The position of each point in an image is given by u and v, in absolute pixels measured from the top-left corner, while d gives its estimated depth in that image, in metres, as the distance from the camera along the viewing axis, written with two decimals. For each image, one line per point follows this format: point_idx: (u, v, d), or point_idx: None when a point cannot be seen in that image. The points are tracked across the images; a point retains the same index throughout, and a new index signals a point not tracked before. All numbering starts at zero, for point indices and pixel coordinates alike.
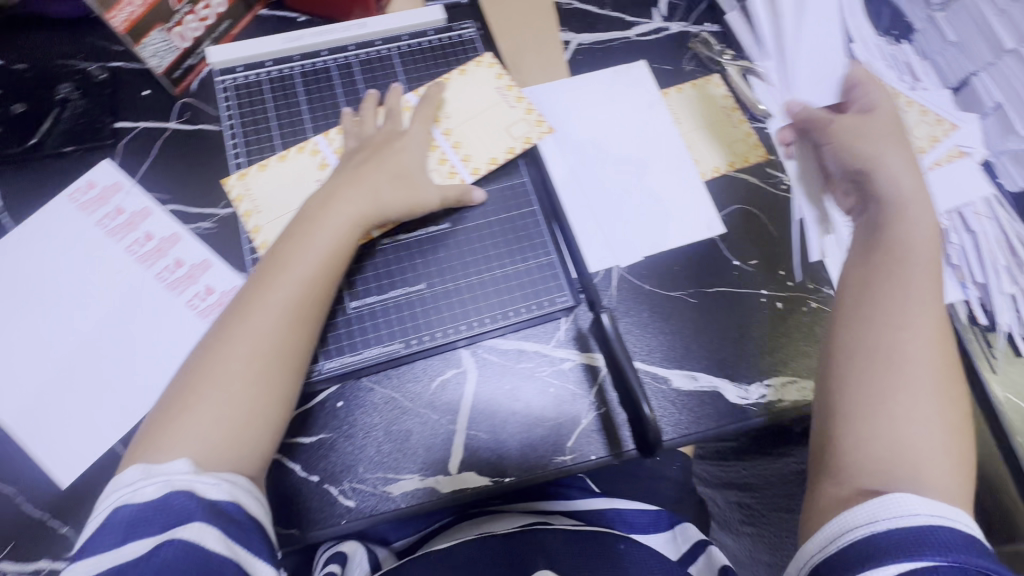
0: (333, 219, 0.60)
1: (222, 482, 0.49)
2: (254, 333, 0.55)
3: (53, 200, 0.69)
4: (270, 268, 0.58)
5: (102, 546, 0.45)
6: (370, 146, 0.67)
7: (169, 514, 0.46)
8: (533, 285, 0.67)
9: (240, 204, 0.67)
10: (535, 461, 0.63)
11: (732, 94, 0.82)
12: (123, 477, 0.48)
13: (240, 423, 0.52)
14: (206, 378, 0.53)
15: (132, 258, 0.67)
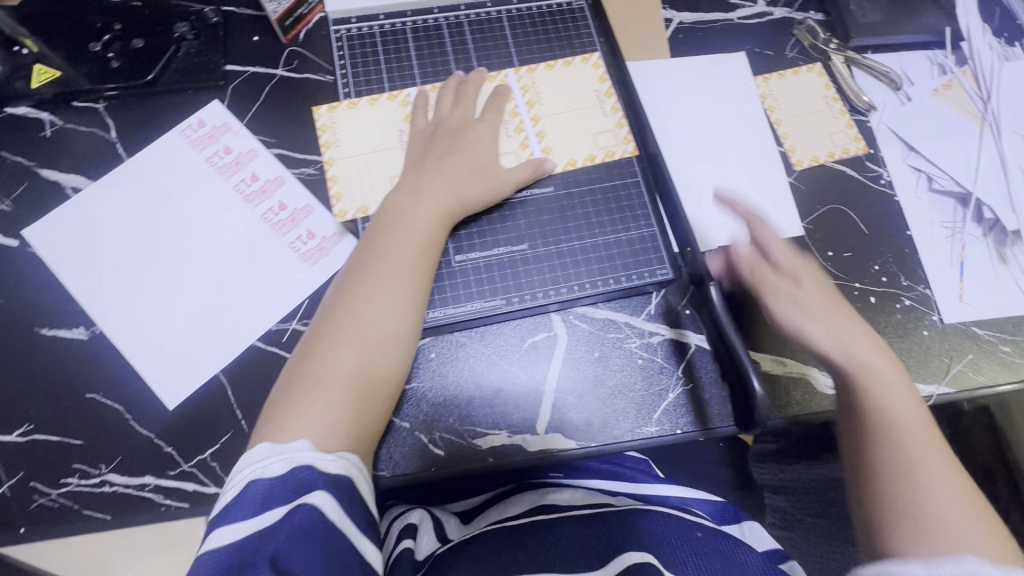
0: (422, 209, 0.63)
1: (337, 458, 0.52)
2: (354, 321, 0.58)
3: (166, 135, 0.71)
4: (367, 258, 0.61)
5: (240, 515, 0.47)
6: (445, 133, 0.68)
7: (296, 486, 0.49)
8: (633, 254, 0.67)
9: (322, 134, 0.71)
10: (621, 429, 0.64)
11: (834, 84, 0.80)
12: (251, 455, 0.51)
13: (353, 405, 0.55)
14: (318, 361, 0.56)
15: (239, 197, 0.69)
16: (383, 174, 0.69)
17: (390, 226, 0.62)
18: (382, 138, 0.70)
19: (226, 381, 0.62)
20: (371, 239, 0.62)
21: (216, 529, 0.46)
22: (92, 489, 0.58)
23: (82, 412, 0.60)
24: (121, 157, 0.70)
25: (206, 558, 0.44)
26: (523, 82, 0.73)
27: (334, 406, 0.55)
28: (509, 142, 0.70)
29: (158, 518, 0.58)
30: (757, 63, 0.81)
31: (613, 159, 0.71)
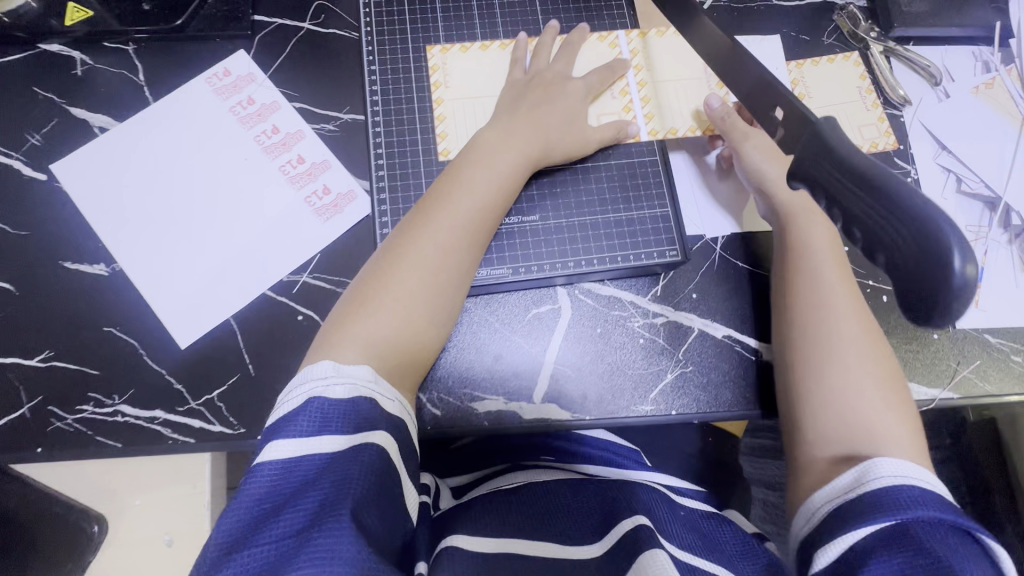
0: (495, 167, 0.62)
1: (395, 400, 0.55)
2: (421, 251, 0.59)
3: (192, 82, 0.72)
4: (431, 205, 0.60)
5: (299, 431, 0.49)
6: (541, 84, 0.68)
7: (358, 417, 0.51)
8: (645, 235, 0.67)
9: (432, 74, 0.71)
10: (616, 406, 0.65)
11: (870, 75, 0.78)
12: (314, 369, 0.53)
13: (405, 334, 0.58)
14: (382, 291, 0.58)
15: (260, 148, 0.70)
16: (485, 116, 0.70)
17: (461, 176, 0.61)
18: (487, 84, 0.71)
19: (237, 327, 0.64)
20: (438, 186, 0.62)
21: (272, 440, 0.49)
22: (106, 418, 0.61)
23: (101, 345, 0.63)
24: (147, 101, 0.71)
25: (262, 470, 0.47)
26: (634, 45, 0.73)
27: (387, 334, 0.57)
28: (613, 103, 0.71)
29: (165, 450, 0.60)
30: (791, 49, 0.79)
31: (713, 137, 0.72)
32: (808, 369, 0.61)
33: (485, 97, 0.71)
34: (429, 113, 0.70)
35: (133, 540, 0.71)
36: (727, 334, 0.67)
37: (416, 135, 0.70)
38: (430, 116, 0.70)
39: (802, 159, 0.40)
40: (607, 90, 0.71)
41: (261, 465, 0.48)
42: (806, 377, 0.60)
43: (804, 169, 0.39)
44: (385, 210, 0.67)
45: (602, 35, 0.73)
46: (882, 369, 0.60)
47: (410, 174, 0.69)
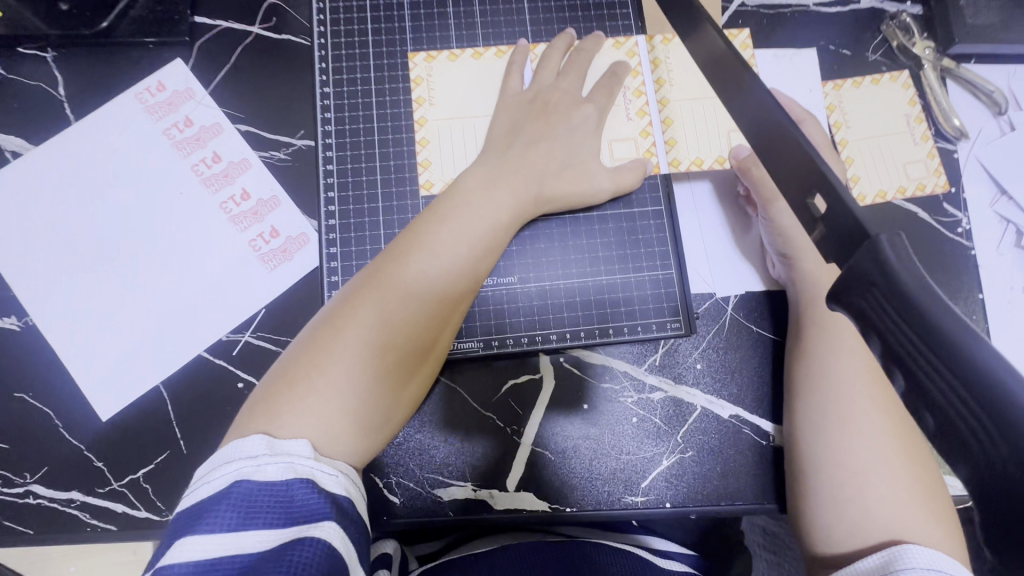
0: (475, 217, 0.51)
1: (340, 475, 0.41)
2: (390, 297, 0.46)
3: (120, 97, 0.61)
4: (390, 262, 0.48)
5: (218, 526, 0.35)
6: (543, 105, 0.57)
7: (294, 504, 0.37)
8: (642, 301, 0.58)
9: (416, 87, 0.61)
10: (602, 497, 0.56)
11: (921, 100, 0.66)
12: (241, 447, 0.39)
13: (363, 406, 0.44)
14: (336, 344, 0.44)
15: (197, 180, 0.60)
16: (475, 140, 0.59)
17: (431, 228, 0.50)
18: (480, 98, 0.60)
19: (166, 395, 0.55)
20: (399, 241, 0.50)
21: (181, 538, 0.35)
22: (16, 499, 0.53)
23: (12, 414, 0.55)
24: (68, 120, 0.61)
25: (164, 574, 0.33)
26: (655, 54, 0.62)
27: (340, 412, 0.42)
28: (628, 127, 0.60)
29: (82, 538, 0.53)
30: (829, 65, 0.66)
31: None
32: (830, 475, 0.49)
33: (477, 116, 0.59)
34: (411, 135, 0.60)
35: None
36: (733, 415, 0.57)
37: (377, 173, 0.59)
38: (411, 138, 0.60)
39: (862, 290, 0.29)
40: (622, 112, 0.60)
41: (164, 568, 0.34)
42: (828, 491, 0.49)
43: (853, 300, 0.29)
44: (335, 266, 0.58)
45: (617, 42, 0.62)
46: (925, 479, 0.48)
47: (366, 222, 0.59)
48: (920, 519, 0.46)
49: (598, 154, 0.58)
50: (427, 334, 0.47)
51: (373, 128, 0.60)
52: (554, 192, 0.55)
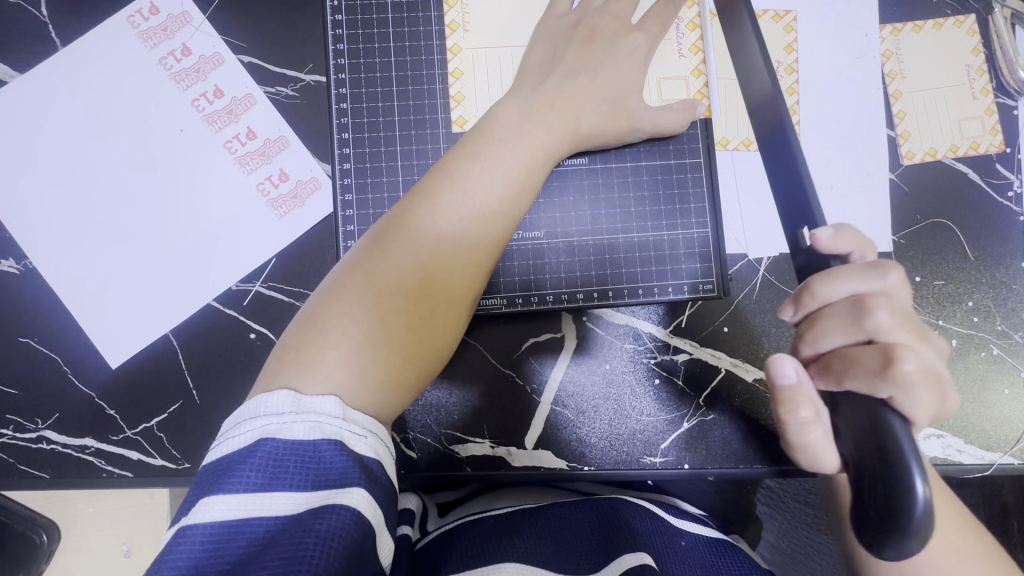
0: (508, 154, 0.47)
1: (369, 436, 0.39)
2: (419, 240, 0.44)
3: (109, 21, 0.56)
4: (419, 201, 0.45)
5: (242, 487, 0.35)
6: (588, 31, 0.51)
7: (319, 467, 0.36)
8: (672, 262, 0.55)
9: (448, 10, 0.55)
10: (622, 456, 0.55)
11: (986, 49, 0.60)
12: (266, 401, 0.37)
13: (399, 352, 0.42)
14: (364, 292, 0.42)
15: (198, 116, 0.56)
16: (510, 74, 0.54)
17: (461, 169, 0.46)
18: (517, 27, 0.55)
19: (176, 344, 0.54)
20: (427, 179, 0.47)
21: (207, 494, 0.35)
22: (29, 444, 0.53)
23: (18, 359, 0.53)
24: (54, 45, 0.55)
25: (190, 533, 0.33)
26: None
27: (359, 359, 0.40)
28: (679, 65, 0.56)
29: (98, 484, 0.53)
30: (889, 5, 0.60)
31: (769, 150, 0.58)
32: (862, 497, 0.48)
33: (513, 47, 0.55)
34: (442, 66, 0.55)
35: (88, 549, 0.66)
36: (758, 378, 0.56)
37: (395, 114, 0.55)
38: (443, 69, 0.55)
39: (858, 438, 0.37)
40: (674, 46, 0.56)
41: (190, 526, 0.34)
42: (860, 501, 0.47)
43: None
44: (350, 215, 0.54)
45: None
46: None
47: (383, 168, 0.54)
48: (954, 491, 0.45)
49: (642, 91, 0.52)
50: (459, 279, 0.45)
51: (391, 63, 0.55)
52: (589, 134, 0.51)
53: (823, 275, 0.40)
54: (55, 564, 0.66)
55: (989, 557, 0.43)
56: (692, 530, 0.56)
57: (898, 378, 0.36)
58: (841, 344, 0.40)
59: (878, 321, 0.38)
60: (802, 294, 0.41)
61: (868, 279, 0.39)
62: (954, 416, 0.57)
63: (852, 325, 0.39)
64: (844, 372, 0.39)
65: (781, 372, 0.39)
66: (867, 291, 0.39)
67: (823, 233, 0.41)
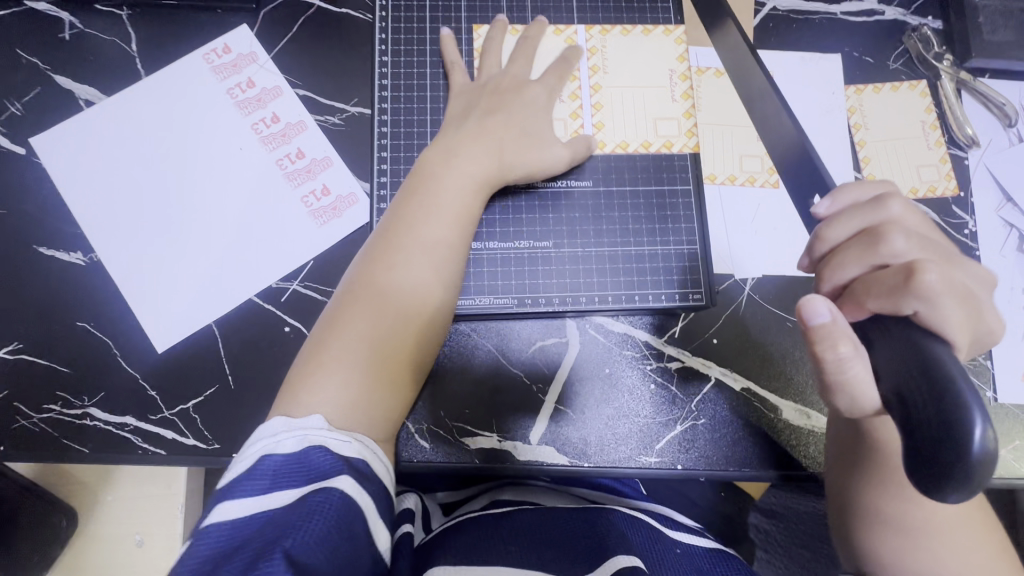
0: (444, 180, 0.57)
1: (353, 440, 0.45)
2: (396, 266, 0.53)
3: (188, 57, 0.65)
4: (388, 236, 0.55)
5: (248, 490, 0.40)
6: (493, 89, 0.62)
7: (311, 469, 0.42)
8: (666, 274, 0.62)
9: (478, 57, 0.65)
10: (620, 456, 0.59)
11: (937, 108, 0.70)
12: (264, 427, 0.44)
13: (406, 355, 0.51)
14: (357, 312, 0.51)
15: (256, 137, 0.64)
16: None
17: (424, 191, 0.56)
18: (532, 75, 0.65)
19: (217, 333, 0.59)
20: (394, 214, 0.56)
21: (216, 504, 0.40)
22: (74, 420, 0.57)
23: (72, 341, 0.59)
24: (138, 74, 0.65)
25: (203, 533, 0.38)
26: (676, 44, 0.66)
27: (371, 357, 0.50)
28: (560, 108, 0.64)
29: (133, 460, 0.57)
30: (852, 69, 0.71)
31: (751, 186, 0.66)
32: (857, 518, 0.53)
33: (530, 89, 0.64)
34: None
35: (102, 536, 0.69)
36: (745, 387, 0.61)
37: (427, 138, 0.63)
38: None
39: (891, 369, 0.38)
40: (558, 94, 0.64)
41: (203, 530, 0.38)
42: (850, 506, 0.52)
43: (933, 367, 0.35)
44: (384, 222, 0.61)
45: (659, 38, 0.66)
46: None
47: None
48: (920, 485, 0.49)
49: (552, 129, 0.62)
50: (444, 283, 0.55)
51: (426, 97, 0.64)
52: None
53: (822, 226, 0.46)
54: (69, 549, 0.68)
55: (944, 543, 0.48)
56: (687, 541, 0.60)
57: (922, 287, 0.39)
58: (854, 278, 0.44)
59: (893, 246, 0.42)
60: (815, 243, 0.46)
61: (869, 211, 0.44)
62: None
63: (867, 253, 0.43)
64: (864, 297, 0.42)
65: (814, 309, 0.41)
66: (876, 222, 0.44)
67: (820, 207, 0.46)
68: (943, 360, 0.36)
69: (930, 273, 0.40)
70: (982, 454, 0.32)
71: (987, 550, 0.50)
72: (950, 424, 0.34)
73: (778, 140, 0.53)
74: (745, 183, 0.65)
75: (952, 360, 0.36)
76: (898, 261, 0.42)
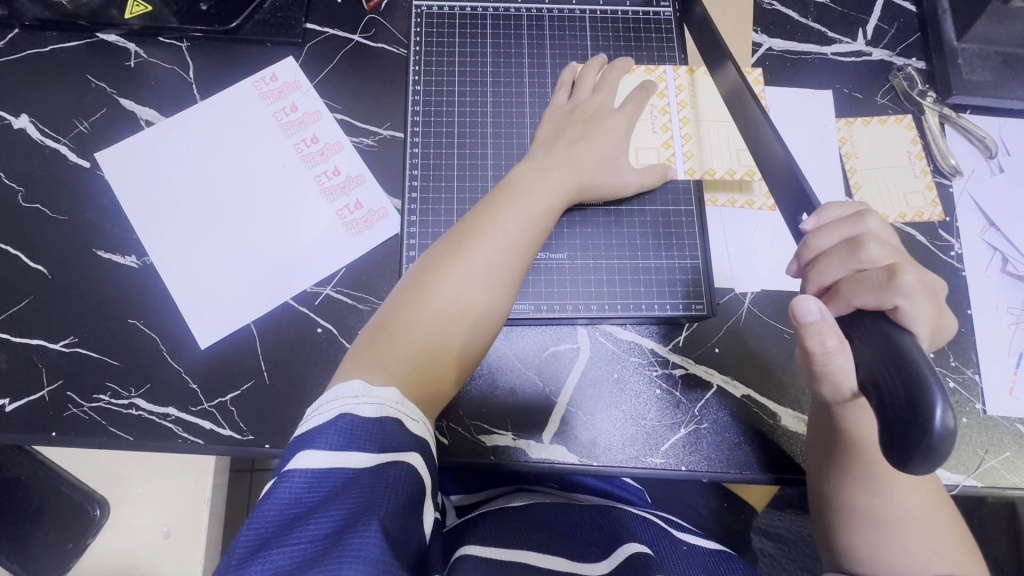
0: (523, 195, 0.62)
1: (419, 420, 0.50)
2: (470, 262, 0.59)
3: (239, 84, 0.73)
4: (466, 237, 0.60)
5: (328, 445, 0.44)
6: (581, 116, 0.68)
7: (383, 437, 0.46)
8: (672, 285, 0.67)
9: (502, 88, 0.72)
10: (628, 456, 0.63)
11: (922, 140, 0.75)
12: (342, 389, 0.49)
13: (454, 349, 0.57)
14: (421, 305, 0.57)
15: (297, 156, 0.71)
16: None
17: (498, 211, 0.61)
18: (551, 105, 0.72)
19: (256, 332, 0.64)
20: (472, 220, 0.62)
21: (298, 452, 0.44)
22: (121, 409, 0.61)
23: (123, 336, 0.64)
24: (194, 98, 0.72)
25: (288, 479, 0.43)
26: (681, 81, 0.73)
27: (416, 351, 0.55)
28: (651, 138, 0.70)
29: (174, 448, 0.61)
30: (843, 104, 0.77)
31: (751, 209, 0.71)
32: (844, 515, 0.55)
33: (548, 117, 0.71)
34: (493, 127, 0.71)
35: (132, 526, 0.72)
36: (746, 395, 0.65)
37: (454, 158, 0.69)
38: (494, 129, 0.71)
39: (868, 364, 0.41)
40: (648, 125, 0.71)
41: (288, 474, 0.43)
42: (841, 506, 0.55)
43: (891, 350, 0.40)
44: (413, 232, 0.67)
45: (648, 70, 0.73)
46: None
47: (442, 199, 0.68)
48: (909, 484, 0.53)
49: (626, 154, 0.68)
50: (494, 299, 0.59)
51: (454, 122, 0.71)
52: (605, 185, 0.65)
53: (808, 235, 0.50)
54: (100, 539, 0.72)
55: (924, 534, 0.53)
56: (695, 542, 0.64)
57: (902, 285, 0.43)
58: (838, 279, 0.48)
59: (872, 253, 0.47)
60: (802, 250, 0.51)
61: (850, 224, 0.49)
62: None
63: (849, 259, 0.48)
64: (849, 293, 0.46)
65: (806, 309, 0.44)
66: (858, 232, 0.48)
67: (805, 223, 0.51)
68: (914, 352, 0.39)
69: (909, 273, 0.43)
70: (945, 434, 0.34)
71: (962, 541, 0.54)
72: (916, 409, 0.35)
73: (773, 168, 0.58)
74: (745, 207, 0.71)
75: (920, 351, 0.39)
76: (875, 265, 0.46)
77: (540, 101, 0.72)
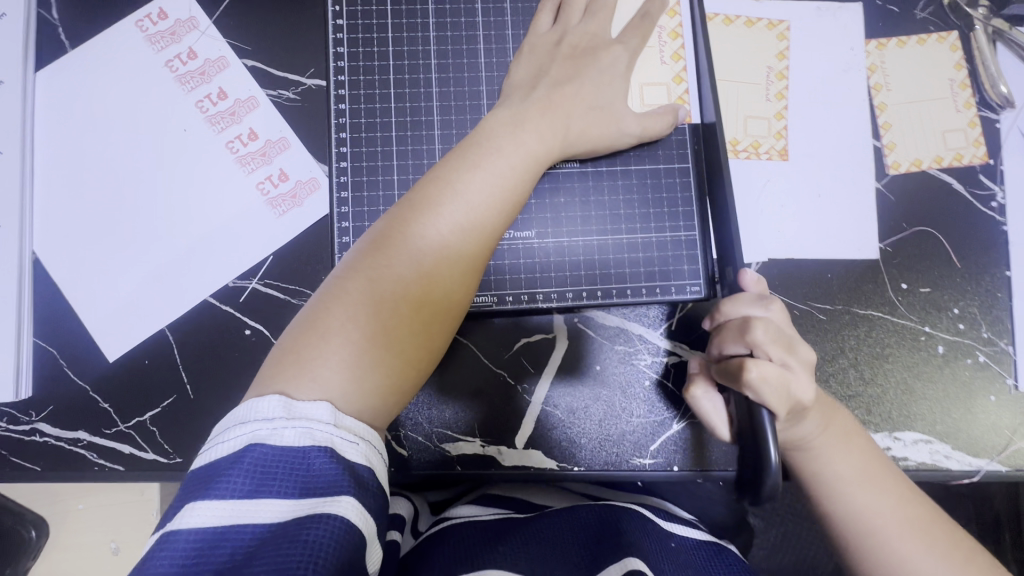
0: (491, 157, 0.49)
1: (360, 442, 0.38)
2: (421, 242, 0.45)
3: (119, 26, 0.57)
4: (418, 209, 0.46)
5: (229, 493, 0.34)
6: (571, 49, 0.54)
7: (306, 477, 0.35)
8: (661, 264, 0.56)
9: (451, 16, 0.57)
10: (613, 459, 0.55)
11: (968, 64, 0.62)
12: (257, 407, 0.37)
13: (404, 357, 0.44)
14: (355, 298, 0.43)
15: (201, 117, 0.57)
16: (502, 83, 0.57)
17: (458, 175, 0.47)
18: (514, 37, 0.58)
19: (172, 339, 0.54)
20: (425, 186, 0.47)
21: (192, 500, 0.34)
22: (23, 437, 0.53)
23: None
24: (63, 47, 0.57)
25: (173, 539, 0.33)
26: None
27: (357, 357, 0.41)
28: (660, 72, 0.56)
29: (89, 477, 0.53)
30: (876, 21, 0.62)
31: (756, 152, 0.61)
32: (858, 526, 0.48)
33: (510, 55, 0.57)
34: (439, 70, 0.57)
35: (77, 545, 0.67)
36: None
37: (392, 114, 0.56)
38: (440, 74, 0.57)
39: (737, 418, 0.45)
40: (655, 55, 0.57)
41: (173, 532, 0.33)
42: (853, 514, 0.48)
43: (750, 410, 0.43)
44: (345, 212, 0.55)
45: None
46: None
47: (380, 167, 0.55)
48: None
49: (626, 98, 0.54)
50: (455, 288, 0.46)
51: (389, 66, 0.57)
52: (579, 140, 0.53)
53: (724, 300, 0.49)
54: (44, 557, 0.66)
55: (940, 541, 0.47)
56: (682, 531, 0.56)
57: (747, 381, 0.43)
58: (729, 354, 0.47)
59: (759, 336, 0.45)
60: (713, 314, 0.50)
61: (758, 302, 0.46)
62: (941, 422, 0.58)
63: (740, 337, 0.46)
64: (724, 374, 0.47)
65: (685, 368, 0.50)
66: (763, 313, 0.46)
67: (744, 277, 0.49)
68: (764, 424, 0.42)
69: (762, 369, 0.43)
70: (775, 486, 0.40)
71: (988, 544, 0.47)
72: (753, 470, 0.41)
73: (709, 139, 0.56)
74: (749, 154, 0.61)
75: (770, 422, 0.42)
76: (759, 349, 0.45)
77: (497, 33, 0.58)
